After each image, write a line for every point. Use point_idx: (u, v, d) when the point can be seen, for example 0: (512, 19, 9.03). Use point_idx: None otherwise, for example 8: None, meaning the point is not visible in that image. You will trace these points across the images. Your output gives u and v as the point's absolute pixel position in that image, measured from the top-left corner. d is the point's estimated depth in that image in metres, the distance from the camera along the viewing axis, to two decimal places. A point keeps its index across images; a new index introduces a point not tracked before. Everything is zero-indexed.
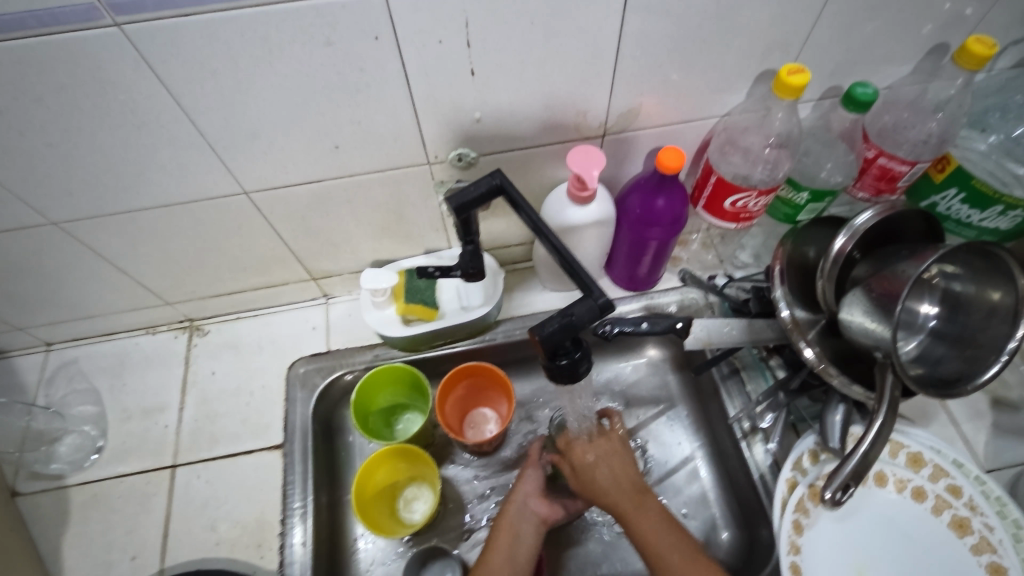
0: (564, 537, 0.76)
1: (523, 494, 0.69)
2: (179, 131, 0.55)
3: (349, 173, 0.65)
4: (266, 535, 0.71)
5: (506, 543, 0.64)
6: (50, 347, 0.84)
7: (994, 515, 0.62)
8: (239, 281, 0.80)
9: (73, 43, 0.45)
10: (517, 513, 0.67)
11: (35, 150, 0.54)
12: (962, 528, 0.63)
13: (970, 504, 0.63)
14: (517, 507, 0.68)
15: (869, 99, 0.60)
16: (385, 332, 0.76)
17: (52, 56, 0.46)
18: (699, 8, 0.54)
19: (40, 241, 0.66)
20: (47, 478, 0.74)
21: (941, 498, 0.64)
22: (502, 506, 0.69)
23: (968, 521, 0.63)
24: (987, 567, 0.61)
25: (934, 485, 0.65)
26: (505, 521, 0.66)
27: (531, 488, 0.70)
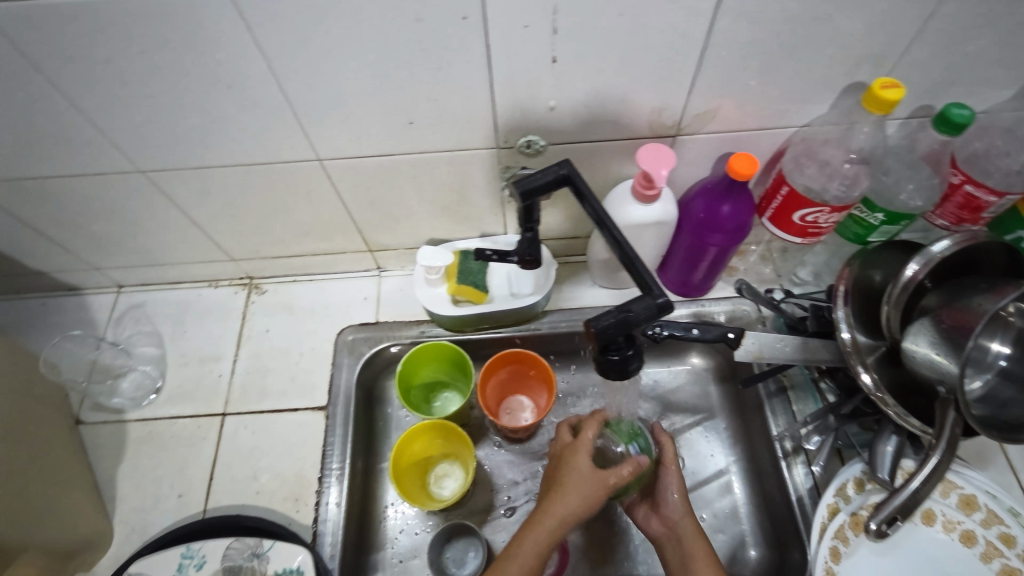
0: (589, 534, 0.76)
1: (569, 499, 0.58)
2: (266, 94, 0.57)
3: (419, 150, 0.66)
4: (303, 491, 0.74)
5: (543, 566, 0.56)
6: (120, 289, 0.89)
7: None
8: (300, 245, 0.83)
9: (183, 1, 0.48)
10: (558, 523, 0.57)
11: (134, 101, 0.57)
12: None
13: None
14: (558, 513, 0.57)
15: (965, 122, 0.58)
16: (434, 310, 0.78)
17: (162, 12, 0.49)
18: (794, 12, 0.52)
19: (125, 187, 0.69)
20: (108, 410, 0.79)
21: (992, 545, 0.61)
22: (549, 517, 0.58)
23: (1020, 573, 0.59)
24: None
25: (985, 530, 0.62)
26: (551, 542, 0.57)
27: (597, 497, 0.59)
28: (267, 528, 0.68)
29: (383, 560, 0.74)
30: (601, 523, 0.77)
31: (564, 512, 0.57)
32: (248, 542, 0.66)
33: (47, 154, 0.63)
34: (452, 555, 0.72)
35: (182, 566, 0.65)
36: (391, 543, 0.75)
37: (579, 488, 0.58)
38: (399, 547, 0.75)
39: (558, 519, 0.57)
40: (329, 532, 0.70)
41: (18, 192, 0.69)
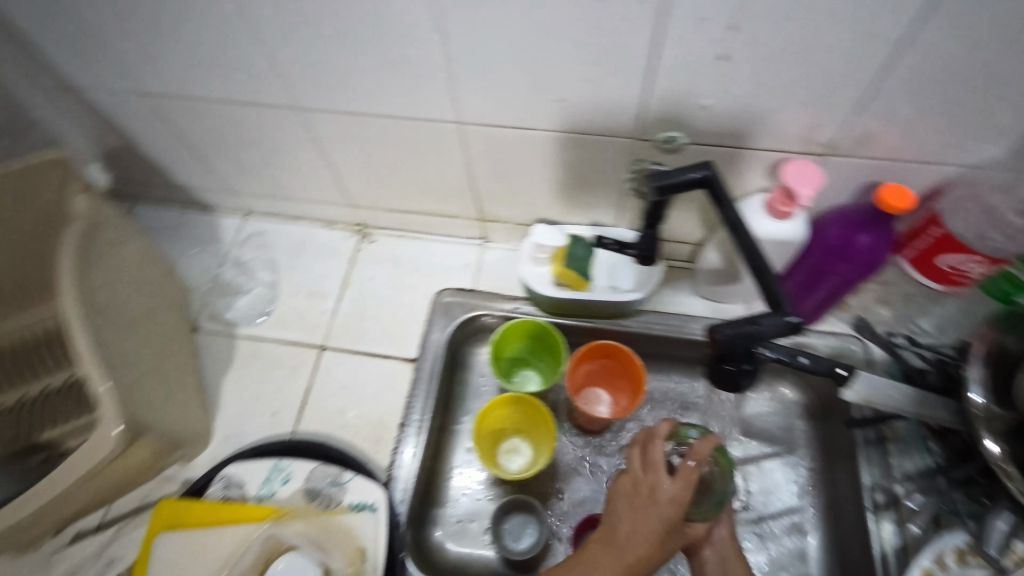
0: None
1: (640, 552, 0.54)
2: (430, 53, 0.59)
3: (558, 128, 0.66)
4: (383, 435, 0.77)
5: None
6: (248, 215, 0.96)
7: None
8: (417, 202, 0.86)
9: None
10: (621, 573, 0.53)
11: (308, 43, 0.61)
12: None
13: None
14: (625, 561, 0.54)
15: None
16: (535, 288, 0.79)
17: None
18: (1002, 42, 0.48)
19: (278, 121, 0.74)
20: (222, 323, 0.86)
21: None
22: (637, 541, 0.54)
23: None
24: None
25: None
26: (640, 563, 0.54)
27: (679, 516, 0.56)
28: (348, 461, 0.72)
29: (443, 517, 0.77)
30: None
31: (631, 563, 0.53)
32: (331, 470, 0.71)
33: (220, 81, 0.68)
34: (510, 527, 0.74)
35: (271, 479, 0.70)
36: (453, 503, 0.78)
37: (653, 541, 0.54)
38: (459, 509, 0.78)
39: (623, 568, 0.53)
40: (403, 479, 0.73)
41: (185, 112, 0.75)
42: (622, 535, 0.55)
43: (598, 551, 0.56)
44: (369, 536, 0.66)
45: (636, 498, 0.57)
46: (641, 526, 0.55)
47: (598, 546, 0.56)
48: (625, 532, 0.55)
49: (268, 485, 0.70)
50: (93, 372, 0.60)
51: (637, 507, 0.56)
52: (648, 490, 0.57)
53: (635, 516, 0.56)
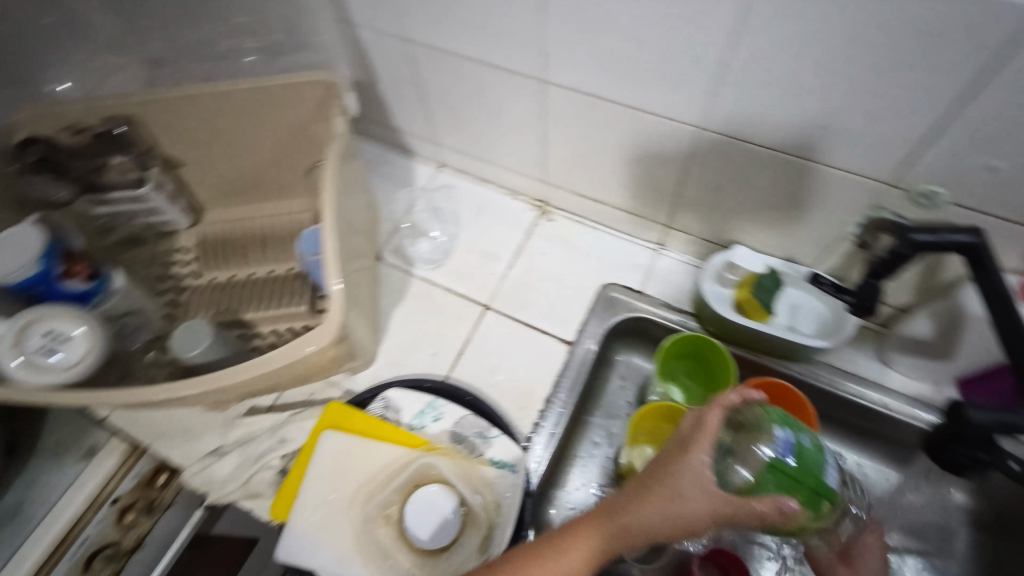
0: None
1: (647, 538, 0.45)
2: (707, 52, 0.59)
3: (803, 154, 0.64)
4: (527, 404, 0.79)
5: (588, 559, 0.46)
6: (441, 167, 1.02)
7: None
8: (612, 192, 0.86)
9: None
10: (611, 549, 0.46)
11: (587, 19, 0.62)
12: None
13: None
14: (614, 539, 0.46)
15: None
16: (712, 305, 0.77)
17: None
18: None
19: (517, 85, 0.77)
20: (402, 259, 0.92)
21: None
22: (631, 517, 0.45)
23: None
24: None
25: None
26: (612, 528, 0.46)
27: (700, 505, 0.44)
28: (495, 419, 0.75)
29: (557, 499, 0.81)
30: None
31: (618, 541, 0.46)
32: (479, 422, 0.74)
33: (483, 40, 0.72)
34: None
35: (424, 413, 0.75)
36: (568, 490, 0.82)
37: (627, 515, 0.46)
38: (574, 496, 0.81)
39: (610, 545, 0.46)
40: (539, 450, 0.75)
41: (435, 61, 0.80)
42: (621, 508, 0.47)
43: (596, 528, 0.47)
44: (506, 491, 0.68)
45: (674, 519, 0.44)
46: (651, 507, 0.44)
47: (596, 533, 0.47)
48: (596, 513, 0.48)
49: (420, 418, 0.74)
50: (330, 269, 0.63)
51: (646, 486, 0.46)
52: (676, 493, 0.44)
53: (641, 502, 0.45)
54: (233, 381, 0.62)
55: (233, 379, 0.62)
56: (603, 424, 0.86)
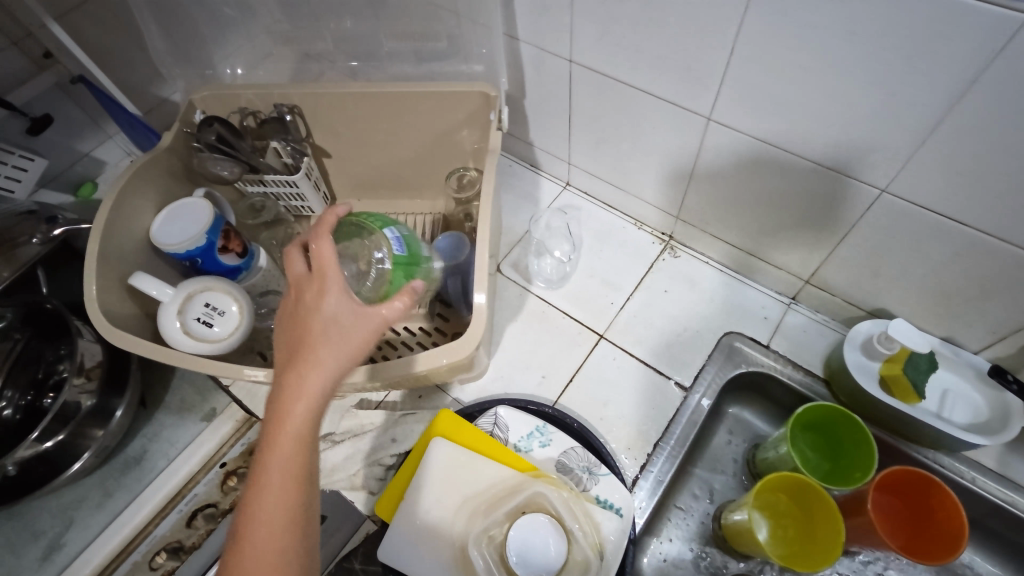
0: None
1: (314, 443, 0.44)
2: (915, 118, 0.54)
3: (1003, 237, 0.58)
4: (634, 446, 0.77)
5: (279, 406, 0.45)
6: (566, 186, 1.01)
7: None
8: (751, 239, 0.82)
9: (958, 10, 0.45)
10: (321, 399, 0.44)
11: (779, 67, 0.59)
12: None
13: None
14: (325, 383, 0.45)
15: None
16: (854, 376, 0.72)
17: (921, 11, 0.47)
18: None
19: (677, 120, 0.74)
20: (521, 274, 0.91)
21: None
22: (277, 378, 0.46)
23: None
24: None
25: None
26: (300, 342, 0.46)
27: (328, 296, 0.48)
28: (603, 455, 0.73)
29: (648, 547, 0.78)
30: None
31: (321, 393, 0.45)
32: (588, 456, 0.72)
33: (654, 70, 0.70)
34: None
35: (532, 436, 0.74)
36: (660, 539, 0.79)
37: (268, 447, 0.43)
38: (666, 547, 0.78)
39: (299, 440, 0.43)
40: (643, 494, 0.73)
41: (593, 84, 0.79)
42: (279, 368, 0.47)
43: (273, 471, 0.42)
44: (610, 534, 0.66)
45: (354, 341, 0.46)
46: (303, 409, 0.44)
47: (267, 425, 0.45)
48: (269, 432, 0.43)
49: (526, 441, 0.73)
50: (478, 280, 0.63)
51: (300, 411, 0.44)
52: (326, 319, 0.46)
53: (320, 350, 0.45)
54: (364, 377, 0.63)
55: (365, 377, 0.63)
56: (705, 478, 0.83)
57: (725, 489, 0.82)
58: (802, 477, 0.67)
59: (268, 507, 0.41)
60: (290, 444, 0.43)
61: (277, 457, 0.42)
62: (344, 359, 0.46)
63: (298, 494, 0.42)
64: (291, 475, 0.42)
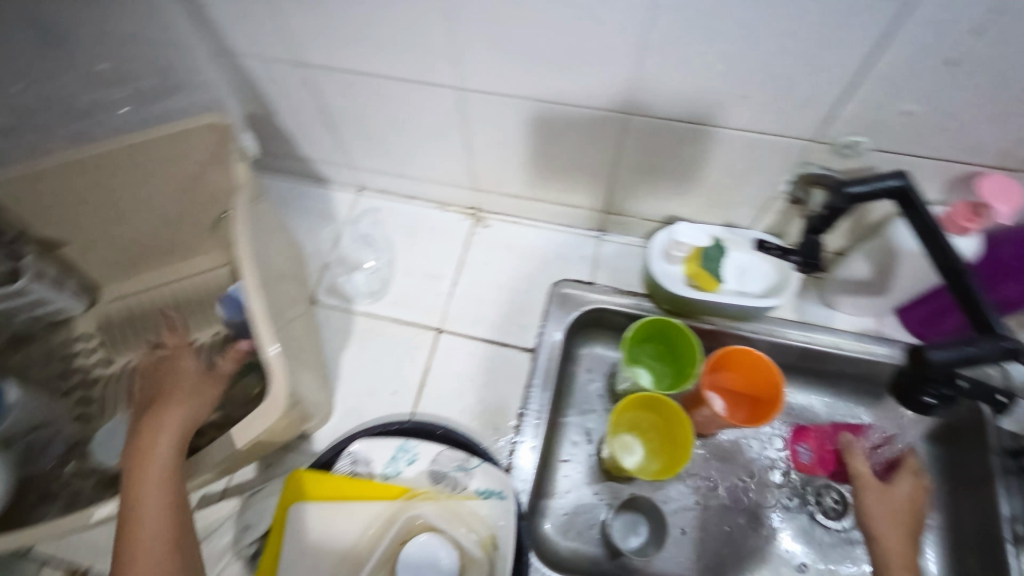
0: (747, 548, 0.76)
1: (174, 473, 0.55)
2: (625, 40, 0.55)
3: (733, 123, 0.63)
4: (502, 423, 0.76)
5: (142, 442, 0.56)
6: (360, 191, 0.94)
7: None
8: (544, 188, 0.83)
9: None
10: (170, 434, 0.57)
11: (494, 22, 0.57)
12: None
13: None
14: (178, 434, 0.58)
15: None
16: (666, 285, 0.76)
17: None
18: None
19: (429, 94, 0.70)
20: (339, 299, 0.85)
21: None
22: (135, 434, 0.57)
23: None
24: None
25: None
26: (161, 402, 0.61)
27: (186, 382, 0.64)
28: (473, 447, 0.72)
29: (548, 506, 0.80)
30: (760, 543, 0.77)
31: (171, 434, 0.57)
32: (457, 454, 0.70)
33: (381, 55, 0.65)
34: (619, 526, 0.75)
35: (397, 458, 0.70)
36: (559, 495, 0.81)
37: (136, 493, 0.53)
38: (565, 500, 0.80)
39: (164, 465, 0.55)
40: (523, 467, 0.73)
41: (334, 83, 0.73)
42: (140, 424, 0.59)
43: (149, 485, 0.53)
44: (499, 520, 0.65)
45: (201, 393, 0.63)
46: (161, 450, 0.56)
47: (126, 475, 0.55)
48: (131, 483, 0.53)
49: (393, 464, 0.70)
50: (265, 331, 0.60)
51: (153, 447, 0.56)
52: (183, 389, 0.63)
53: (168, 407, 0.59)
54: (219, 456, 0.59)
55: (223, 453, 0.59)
56: (579, 422, 0.85)
57: (599, 425, 0.85)
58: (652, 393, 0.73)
59: (149, 514, 0.52)
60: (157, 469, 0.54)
61: (146, 487, 0.53)
62: (184, 415, 0.60)
63: (171, 505, 0.53)
64: (162, 501, 0.53)
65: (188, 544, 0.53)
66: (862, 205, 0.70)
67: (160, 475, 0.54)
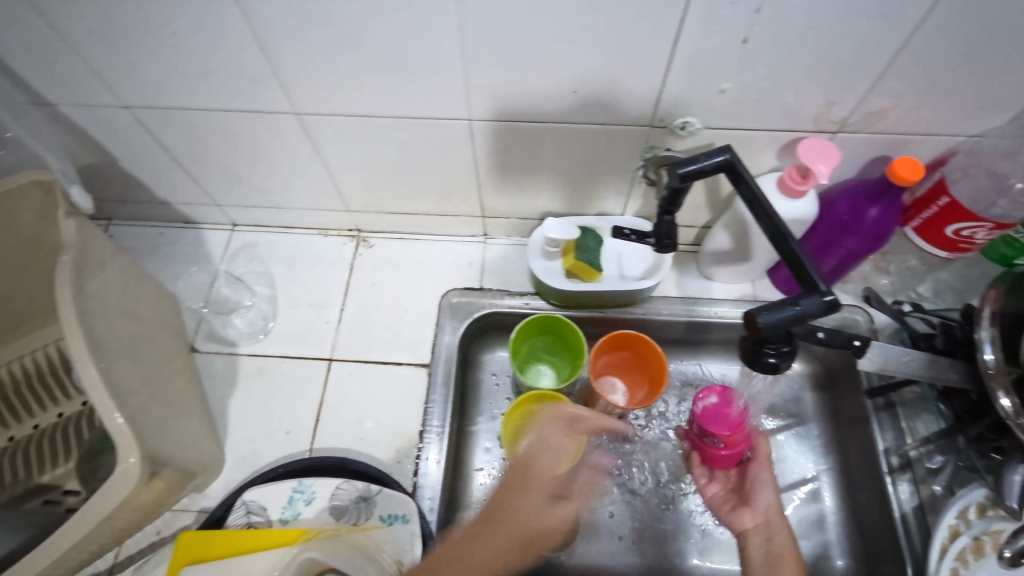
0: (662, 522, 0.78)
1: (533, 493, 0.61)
2: (446, 50, 0.55)
3: (573, 119, 0.63)
4: (405, 444, 0.75)
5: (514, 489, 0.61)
6: (234, 228, 0.90)
7: None
8: (417, 203, 0.82)
9: None
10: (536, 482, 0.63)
11: (313, 45, 0.55)
12: None
13: None
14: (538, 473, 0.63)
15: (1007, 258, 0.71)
16: (547, 281, 0.77)
17: None
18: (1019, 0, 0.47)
19: (272, 124, 0.68)
20: (222, 343, 0.81)
21: None
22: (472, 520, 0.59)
23: None
24: None
25: None
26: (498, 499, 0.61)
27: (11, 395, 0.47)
28: (372, 474, 0.70)
29: (467, 519, 0.77)
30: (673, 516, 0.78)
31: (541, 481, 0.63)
32: (356, 485, 0.68)
33: (208, 85, 0.62)
34: None
35: (294, 500, 0.68)
36: (476, 504, 0.78)
37: (488, 514, 0.59)
38: (483, 508, 0.78)
39: (511, 529, 0.57)
40: (429, 485, 0.72)
41: (171, 121, 0.69)
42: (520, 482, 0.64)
43: (499, 510, 0.58)
44: (404, 545, 0.64)
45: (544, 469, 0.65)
46: (503, 505, 0.59)
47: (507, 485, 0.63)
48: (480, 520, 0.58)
49: (291, 507, 0.67)
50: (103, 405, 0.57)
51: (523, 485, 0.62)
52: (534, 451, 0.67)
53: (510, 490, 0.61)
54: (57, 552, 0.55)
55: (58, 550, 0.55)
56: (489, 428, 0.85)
57: None
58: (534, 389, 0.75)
59: (484, 555, 0.55)
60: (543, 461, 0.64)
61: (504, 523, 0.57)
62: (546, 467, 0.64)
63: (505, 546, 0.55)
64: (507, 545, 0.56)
65: (494, 540, 0.56)
66: (715, 180, 0.74)
67: (522, 520, 0.58)
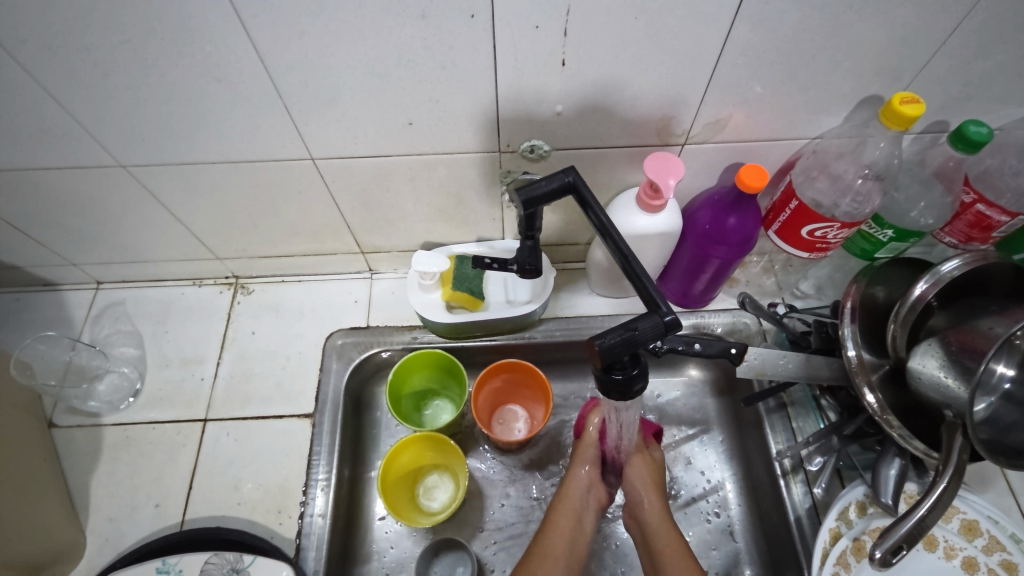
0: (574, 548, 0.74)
1: (574, 499, 0.68)
2: (259, 91, 0.52)
3: (417, 151, 0.61)
4: (287, 503, 0.71)
5: (563, 516, 0.66)
6: (99, 286, 0.85)
7: (1017, 553, 0.61)
8: (288, 245, 0.78)
9: None
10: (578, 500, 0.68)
11: (112, 94, 0.52)
12: (972, 567, 0.62)
13: (1007, 565, 0.61)
14: (574, 497, 0.68)
15: (864, 253, 0.74)
16: (428, 317, 0.74)
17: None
18: (812, 7, 0.48)
19: (101, 178, 0.63)
20: (83, 414, 0.75)
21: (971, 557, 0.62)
22: (550, 515, 0.67)
23: (977, 560, 0.62)
24: (1000, 565, 0.62)
25: (972, 545, 0.63)
26: (562, 502, 0.68)
27: None
28: (248, 542, 0.64)
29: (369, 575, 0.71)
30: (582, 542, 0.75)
31: (573, 500, 0.68)
32: (228, 557, 0.62)
33: (17, 146, 0.58)
34: (440, 570, 0.70)
35: None
36: (376, 554, 0.73)
37: (560, 523, 0.65)
38: (386, 560, 0.72)
39: (571, 513, 0.67)
40: (313, 546, 0.67)
41: None
42: (566, 506, 0.67)
43: (561, 524, 0.65)
44: None
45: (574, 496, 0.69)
46: (564, 518, 0.66)
47: (556, 515, 0.66)
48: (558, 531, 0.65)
49: None
50: None
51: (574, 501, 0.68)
52: (573, 485, 0.70)
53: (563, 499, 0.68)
54: None
55: None
56: None
57: None
58: (413, 429, 0.72)
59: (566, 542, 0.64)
60: (572, 482, 0.70)
61: (566, 515, 0.66)
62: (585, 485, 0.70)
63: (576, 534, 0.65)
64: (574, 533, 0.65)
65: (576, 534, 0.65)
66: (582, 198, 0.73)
67: (567, 506, 0.67)
